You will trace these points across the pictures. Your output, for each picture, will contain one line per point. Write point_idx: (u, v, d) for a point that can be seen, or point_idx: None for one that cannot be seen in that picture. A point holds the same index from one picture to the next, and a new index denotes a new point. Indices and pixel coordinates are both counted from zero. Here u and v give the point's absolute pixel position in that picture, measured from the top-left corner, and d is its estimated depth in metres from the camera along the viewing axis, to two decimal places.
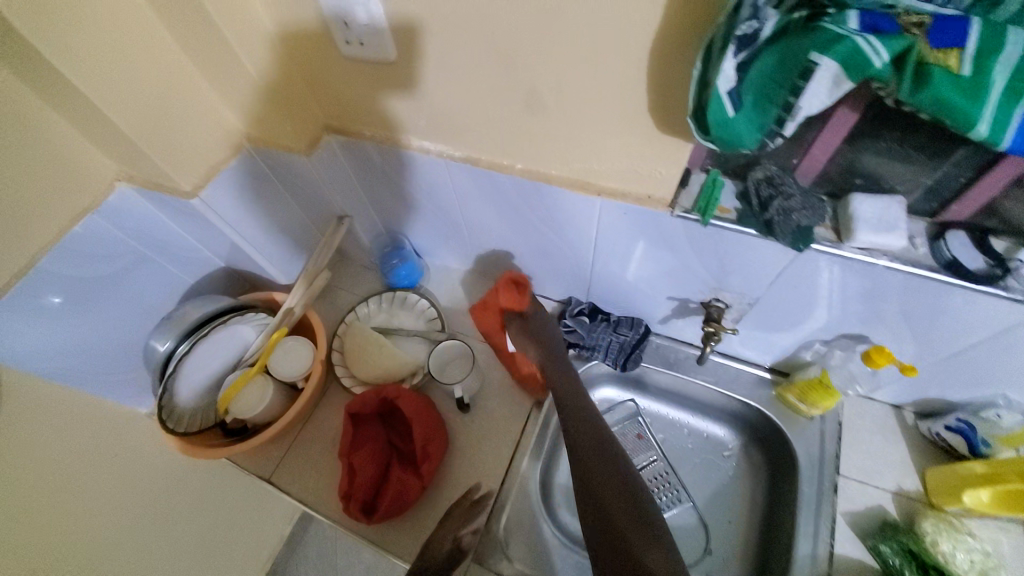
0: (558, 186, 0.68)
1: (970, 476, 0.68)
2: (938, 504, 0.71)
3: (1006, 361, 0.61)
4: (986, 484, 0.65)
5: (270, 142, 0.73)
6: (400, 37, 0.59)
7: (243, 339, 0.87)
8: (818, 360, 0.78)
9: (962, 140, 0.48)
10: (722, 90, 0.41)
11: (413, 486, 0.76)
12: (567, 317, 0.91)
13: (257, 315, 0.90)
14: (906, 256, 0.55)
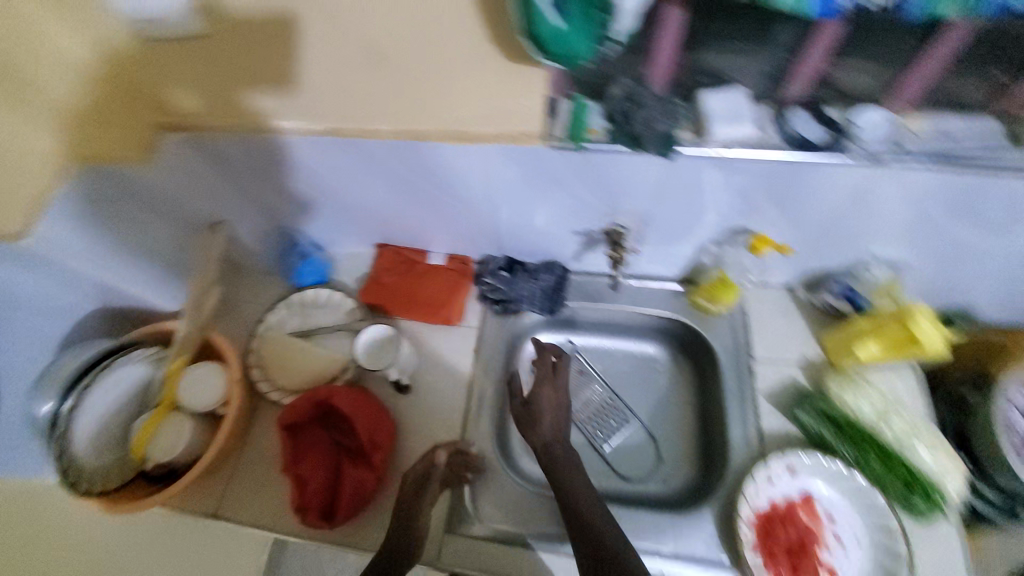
0: (430, 140, 0.65)
1: (860, 333, 0.76)
2: (837, 363, 0.79)
3: (865, 220, 0.68)
4: (872, 337, 0.74)
5: (102, 153, 0.64)
6: None
7: (136, 378, 0.81)
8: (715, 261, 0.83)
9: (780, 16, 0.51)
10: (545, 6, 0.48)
11: (368, 480, 0.72)
12: (485, 275, 0.91)
13: (145, 351, 0.82)
14: (761, 141, 0.58)
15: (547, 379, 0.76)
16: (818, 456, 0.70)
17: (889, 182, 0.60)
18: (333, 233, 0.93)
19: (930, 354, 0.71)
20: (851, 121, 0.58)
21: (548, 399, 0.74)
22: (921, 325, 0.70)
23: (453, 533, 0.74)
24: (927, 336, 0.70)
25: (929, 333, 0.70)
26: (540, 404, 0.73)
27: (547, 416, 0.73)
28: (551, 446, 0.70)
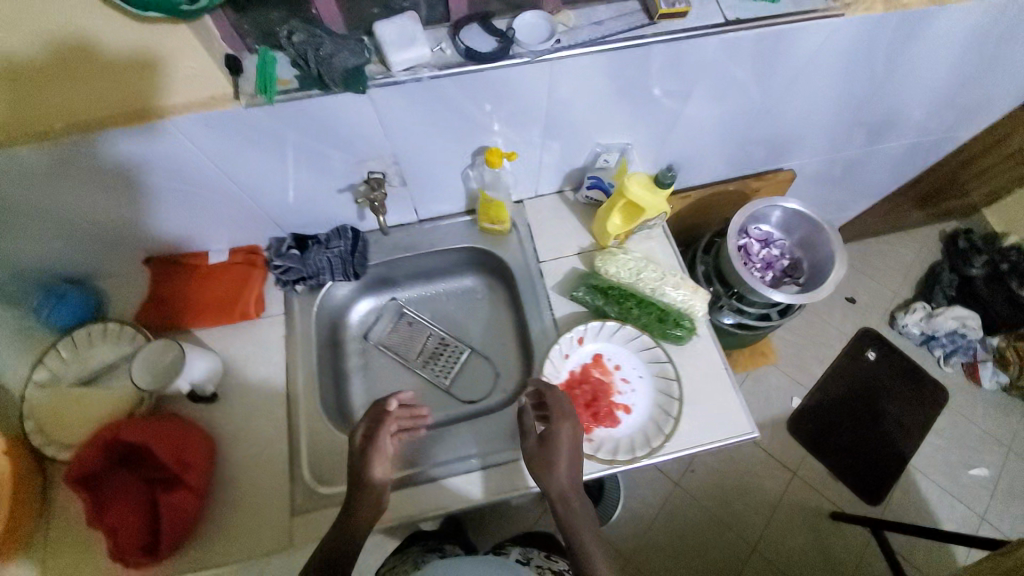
0: (113, 128, 0.59)
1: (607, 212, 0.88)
2: (604, 244, 0.91)
3: (574, 115, 0.77)
4: (615, 212, 0.86)
5: None
6: None
7: None
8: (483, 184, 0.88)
9: None
10: None
11: (188, 498, 0.70)
12: (274, 260, 0.87)
13: None
14: (440, 62, 0.62)
15: (568, 418, 0.74)
16: (598, 324, 0.84)
17: (566, 77, 0.68)
18: (86, 261, 0.83)
19: (654, 210, 0.83)
20: (513, 29, 0.63)
21: (564, 436, 0.73)
22: (633, 193, 0.81)
23: (304, 513, 0.74)
24: (642, 199, 0.82)
25: (648, 195, 0.82)
26: (558, 442, 0.72)
27: (563, 458, 0.71)
28: (567, 493, 0.71)
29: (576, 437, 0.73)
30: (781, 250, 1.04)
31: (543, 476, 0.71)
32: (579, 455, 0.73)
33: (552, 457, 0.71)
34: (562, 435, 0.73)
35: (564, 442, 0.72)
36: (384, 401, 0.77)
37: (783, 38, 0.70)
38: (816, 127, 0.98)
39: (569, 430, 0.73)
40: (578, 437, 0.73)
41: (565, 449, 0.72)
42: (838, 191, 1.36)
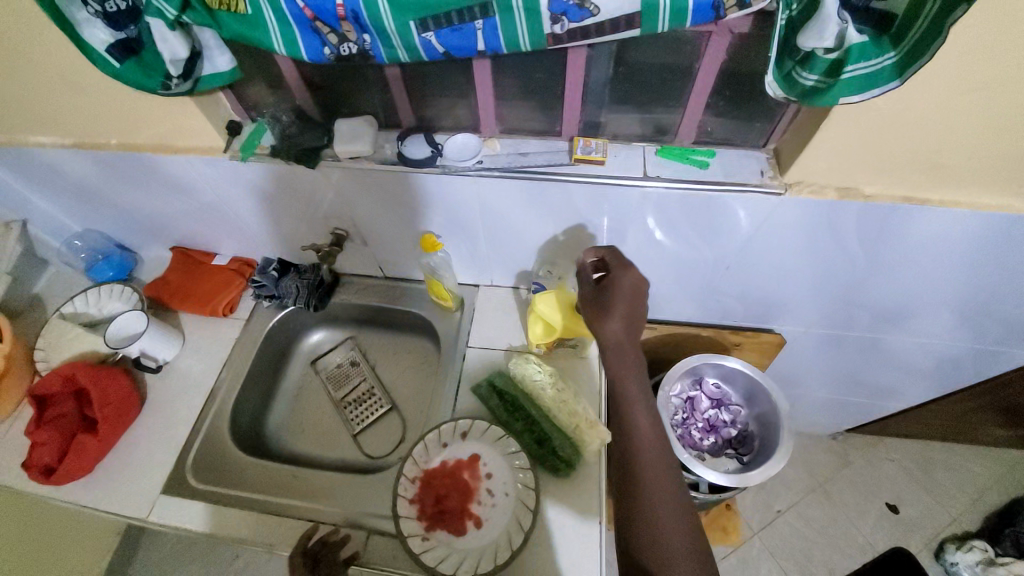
0: (144, 151, 0.81)
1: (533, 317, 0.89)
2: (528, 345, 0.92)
3: (511, 224, 0.82)
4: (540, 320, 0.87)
5: None
6: None
7: None
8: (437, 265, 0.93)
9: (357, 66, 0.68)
10: (100, 49, 0.56)
11: (88, 445, 0.83)
12: (256, 275, 1.02)
13: None
14: (379, 158, 0.74)
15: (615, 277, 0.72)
16: (483, 425, 0.82)
17: (492, 191, 0.74)
18: (132, 235, 1.07)
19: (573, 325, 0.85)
20: (446, 144, 0.73)
21: (624, 284, 0.70)
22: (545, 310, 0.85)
23: (166, 494, 0.83)
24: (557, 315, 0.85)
25: (567, 316, 0.85)
26: (619, 287, 0.70)
27: (619, 306, 0.69)
28: (623, 341, 0.68)
29: (632, 296, 0.69)
30: (734, 418, 0.93)
31: (599, 325, 0.69)
32: (633, 312, 0.69)
33: (609, 305, 0.69)
34: (619, 287, 0.70)
35: (621, 289, 0.70)
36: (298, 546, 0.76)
37: (712, 203, 0.70)
38: (797, 297, 0.90)
39: (625, 280, 0.70)
40: (636, 289, 0.69)
41: (617, 302, 0.69)
42: (863, 372, 1.19)
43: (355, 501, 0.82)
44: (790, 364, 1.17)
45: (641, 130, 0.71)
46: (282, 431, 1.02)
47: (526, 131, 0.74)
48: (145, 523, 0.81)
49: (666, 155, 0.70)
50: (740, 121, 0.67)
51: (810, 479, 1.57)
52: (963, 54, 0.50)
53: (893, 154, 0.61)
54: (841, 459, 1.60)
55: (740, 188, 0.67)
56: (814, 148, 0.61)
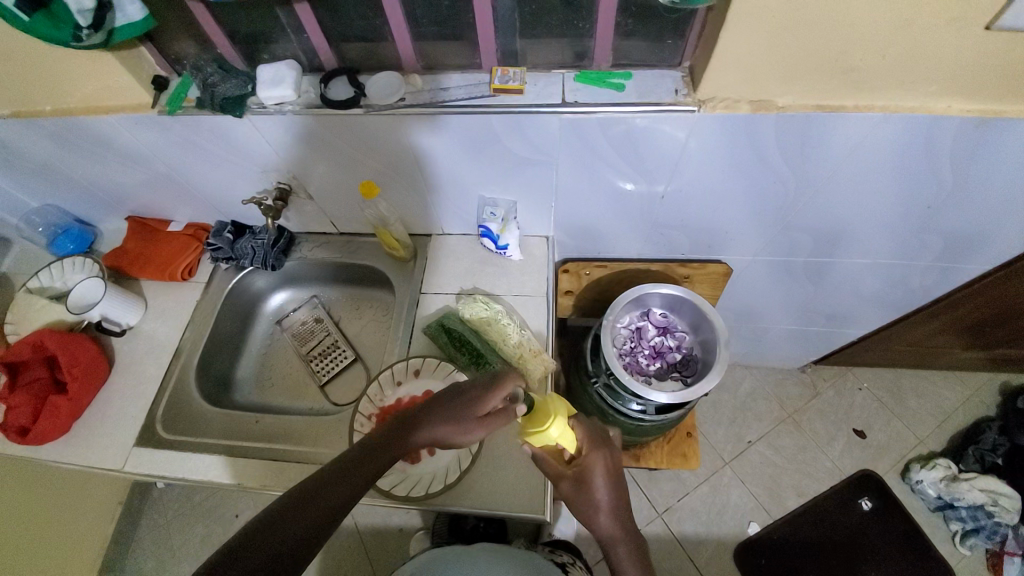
0: (79, 115, 0.82)
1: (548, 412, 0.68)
2: (545, 426, 0.66)
3: (448, 166, 0.83)
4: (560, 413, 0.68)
5: None
6: None
7: None
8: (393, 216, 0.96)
9: (267, 6, 0.69)
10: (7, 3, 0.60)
11: (61, 406, 0.88)
12: (210, 238, 1.03)
13: None
14: (303, 102, 0.75)
15: (604, 445, 0.76)
16: (433, 361, 0.87)
17: (420, 130, 0.75)
18: (87, 208, 1.08)
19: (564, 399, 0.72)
20: (368, 84, 0.74)
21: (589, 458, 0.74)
22: (557, 409, 0.67)
23: (140, 446, 0.88)
24: (559, 406, 0.69)
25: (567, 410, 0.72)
26: (595, 473, 0.73)
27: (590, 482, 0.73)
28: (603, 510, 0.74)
29: (610, 465, 0.75)
30: (679, 343, 0.98)
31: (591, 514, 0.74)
32: (619, 490, 0.75)
33: (588, 487, 0.73)
34: (594, 468, 0.74)
35: (598, 469, 0.74)
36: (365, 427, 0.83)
37: (635, 126, 0.71)
38: (737, 223, 0.92)
39: (601, 458, 0.75)
40: (607, 467, 0.75)
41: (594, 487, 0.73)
42: (821, 300, 1.22)
43: (317, 441, 0.87)
44: (747, 296, 1.20)
45: (561, 57, 0.72)
46: (251, 385, 1.06)
47: (447, 67, 0.75)
48: (122, 472, 0.87)
49: (585, 80, 0.71)
50: (651, 39, 0.68)
51: (780, 411, 1.62)
52: None
53: (798, 58, 0.62)
54: (811, 392, 1.65)
55: (655, 108, 0.68)
56: (721, 58, 0.63)
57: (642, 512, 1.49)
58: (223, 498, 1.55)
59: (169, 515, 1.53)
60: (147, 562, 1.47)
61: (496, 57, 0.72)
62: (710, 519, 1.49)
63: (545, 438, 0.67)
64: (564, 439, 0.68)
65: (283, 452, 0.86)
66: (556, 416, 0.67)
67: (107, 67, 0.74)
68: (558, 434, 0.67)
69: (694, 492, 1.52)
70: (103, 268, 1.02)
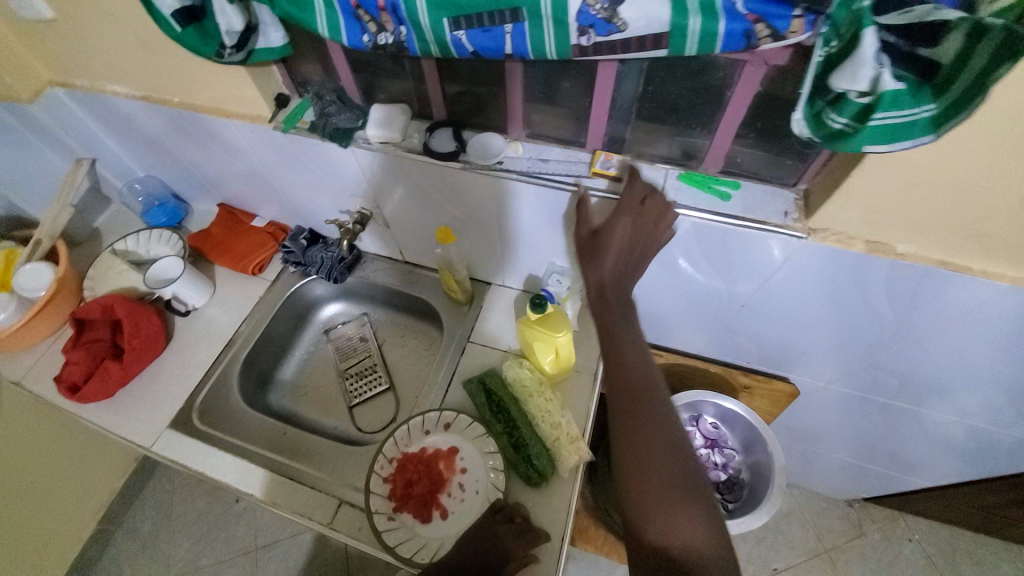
0: (203, 113, 0.89)
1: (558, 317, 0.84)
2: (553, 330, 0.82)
3: (527, 229, 0.83)
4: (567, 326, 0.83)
5: None
6: (52, 6, 0.79)
7: None
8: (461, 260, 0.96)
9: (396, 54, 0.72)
10: (166, 14, 0.64)
11: (114, 371, 0.92)
12: (287, 240, 1.07)
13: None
14: (405, 145, 0.77)
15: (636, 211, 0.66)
16: (466, 418, 0.84)
17: (508, 193, 0.75)
18: (186, 187, 1.16)
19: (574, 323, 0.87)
20: (471, 142, 0.75)
21: (618, 231, 0.65)
22: (567, 324, 0.82)
23: (172, 429, 0.90)
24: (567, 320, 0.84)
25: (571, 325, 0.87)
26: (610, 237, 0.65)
27: (613, 248, 0.65)
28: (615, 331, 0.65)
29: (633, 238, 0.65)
30: (725, 462, 0.92)
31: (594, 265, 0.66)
32: (640, 238, 0.65)
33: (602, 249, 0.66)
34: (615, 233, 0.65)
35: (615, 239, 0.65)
36: (383, 474, 0.80)
37: (730, 237, 0.68)
38: (815, 348, 0.85)
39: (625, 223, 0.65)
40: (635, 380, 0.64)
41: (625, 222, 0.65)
42: (888, 441, 1.11)
43: (334, 470, 0.85)
44: (806, 416, 1.11)
45: (668, 152, 0.70)
46: (287, 389, 1.08)
47: (551, 137, 0.75)
48: (148, 450, 0.89)
49: (689, 181, 0.69)
50: (770, 155, 0.65)
51: (816, 544, 1.47)
52: (997, 121, 0.46)
53: (928, 212, 0.57)
54: (854, 530, 1.49)
55: (759, 226, 0.65)
56: (846, 193, 0.58)
57: None
58: None
59: (177, 482, 1.56)
60: (144, 524, 1.50)
61: (604, 139, 0.72)
62: None
63: (551, 340, 0.82)
64: (563, 346, 0.84)
65: (299, 472, 0.85)
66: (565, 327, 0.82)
67: (235, 76, 0.79)
68: (560, 341, 0.82)
69: None
70: (185, 247, 1.08)
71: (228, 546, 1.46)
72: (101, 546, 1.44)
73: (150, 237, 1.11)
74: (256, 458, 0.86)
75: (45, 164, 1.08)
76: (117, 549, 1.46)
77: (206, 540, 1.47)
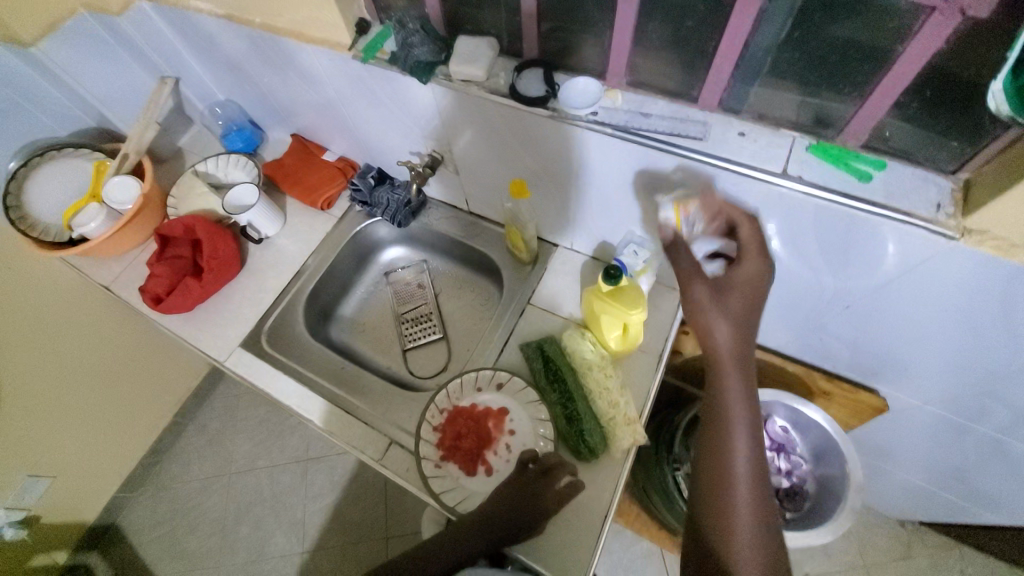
0: (282, 36, 0.85)
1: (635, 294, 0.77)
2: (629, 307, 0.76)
3: (610, 192, 0.76)
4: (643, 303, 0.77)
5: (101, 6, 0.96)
6: None
7: (80, 170, 1.10)
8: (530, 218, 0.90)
9: None
10: None
11: (194, 288, 0.96)
12: (355, 178, 1.05)
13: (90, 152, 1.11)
14: (489, 85, 0.70)
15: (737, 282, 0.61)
16: (519, 382, 0.82)
17: (596, 149, 0.68)
18: (262, 113, 1.15)
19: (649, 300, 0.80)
20: (563, 86, 0.67)
21: (744, 274, 0.61)
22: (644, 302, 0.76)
23: (241, 348, 0.95)
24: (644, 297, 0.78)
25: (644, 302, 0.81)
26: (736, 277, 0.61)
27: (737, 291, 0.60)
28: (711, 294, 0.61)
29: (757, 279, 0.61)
30: (790, 470, 0.85)
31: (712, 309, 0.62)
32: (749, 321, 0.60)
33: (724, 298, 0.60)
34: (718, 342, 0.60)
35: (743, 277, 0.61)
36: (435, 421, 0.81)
37: (857, 226, 0.57)
38: (924, 365, 0.74)
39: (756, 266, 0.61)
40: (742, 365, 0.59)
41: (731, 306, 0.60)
42: (978, 474, 0.98)
43: (386, 411, 0.87)
44: (884, 432, 1.00)
45: (796, 117, 0.59)
46: (346, 325, 1.10)
47: (656, 89, 0.65)
48: (220, 365, 0.95)
49: (823, 155, 0.57)
50: (933, 131, 0.53)
51: (858, 556, 1.39)
52: None
53: None
54: (905, 552, 1.39)
55: (900, 217, 0.54)
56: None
57: None
58: None
59: (242, 390, 1.70)
60: (211, 422, 1.66)
61: (720, 97, 0.62)
62: None
63: (624, 317, 0.77)
64: (634, 323, 0.78)
65: (352, 408, 0.88)
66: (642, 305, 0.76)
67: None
68: (633, 319, 0.76)
69: None
70: (260, 175, 1.09)
71: (282, 455, 1.59)
72: (176, 435, 1.62)
73: (227, 161, 1.12)
74: (314, 389, 0.90)
75: (135, 81, 1.11)
76: (189, 441, 1.63)
77: (262, 445, 1.61)
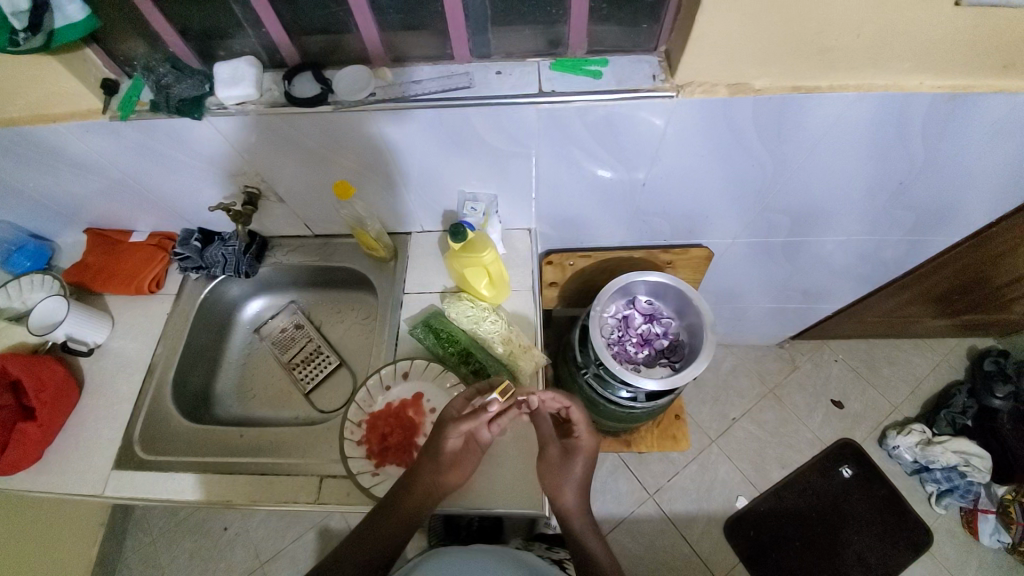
0: (23, 125, 0.76)
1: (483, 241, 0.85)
2: (478, 254, 0.83)
3: (424, 163, 0.82)
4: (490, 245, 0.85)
5: None
6: None
7: None
8: (370, 216, 0.93)
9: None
10: None
11: (31, 433, 0.83)
12: (176, 247, 0.98)
13: None
14: (266, 101, 0.72)
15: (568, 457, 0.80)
16: (421, 362, 0.85)
17: (394, 127, 0.73)
18: (39, 222, 1.01)
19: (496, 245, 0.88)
20: (335, 80, 0.71)
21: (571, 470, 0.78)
22: (489, 242, 0.84)
23: (118, 469, 0.85)
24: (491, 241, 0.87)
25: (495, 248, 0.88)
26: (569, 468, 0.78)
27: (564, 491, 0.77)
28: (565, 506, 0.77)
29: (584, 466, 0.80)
30: (666, 330, 1.00)
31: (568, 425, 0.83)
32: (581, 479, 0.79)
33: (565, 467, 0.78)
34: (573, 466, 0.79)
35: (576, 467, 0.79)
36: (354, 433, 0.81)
37: (615, 114, 0.70)
38: (716, 207, 0.93)
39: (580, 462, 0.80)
40: (591, 453, 0.83)
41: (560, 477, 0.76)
42: (797, 278, 1.24)
43: (307, 452, 0.84)
44: (727, 276, 1.21)
45: (535, 45, 0.70)
46: (234, 397, 1.03)
47: (419, 58, 0.72)
48: (100, 496, 0.83)
49: (562, 68, 0.70)
50: (627, 24, 0.67)
51: (761, 385, 1.66)
52: None
53: (769, 43, 0.62)
54: (790, 366, 1.69)
55: (634, 94, 0.67)
56: (699, 42, 0.62)
57: (633, 494, 1.50)
58: (211, 510, 1.51)
59: (156, 532, 1.49)
60: None
61: (468, 49, 0.70)
62: (701, 496, 1.51)
63: (479, 261, 0.84)
64: (493, 265, 0.85)
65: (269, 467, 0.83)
66: (489, 247, 0.84)
67: (44, 68, 0.68)
68: (487, 259, 0.84)
69: (683, 471, 1.54)
70: (64, 284, 0.96)
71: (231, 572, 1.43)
72: None
73: (21, 286, 0.97)
74: (219, 467, 0.83)
75: None
76: None
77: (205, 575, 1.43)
